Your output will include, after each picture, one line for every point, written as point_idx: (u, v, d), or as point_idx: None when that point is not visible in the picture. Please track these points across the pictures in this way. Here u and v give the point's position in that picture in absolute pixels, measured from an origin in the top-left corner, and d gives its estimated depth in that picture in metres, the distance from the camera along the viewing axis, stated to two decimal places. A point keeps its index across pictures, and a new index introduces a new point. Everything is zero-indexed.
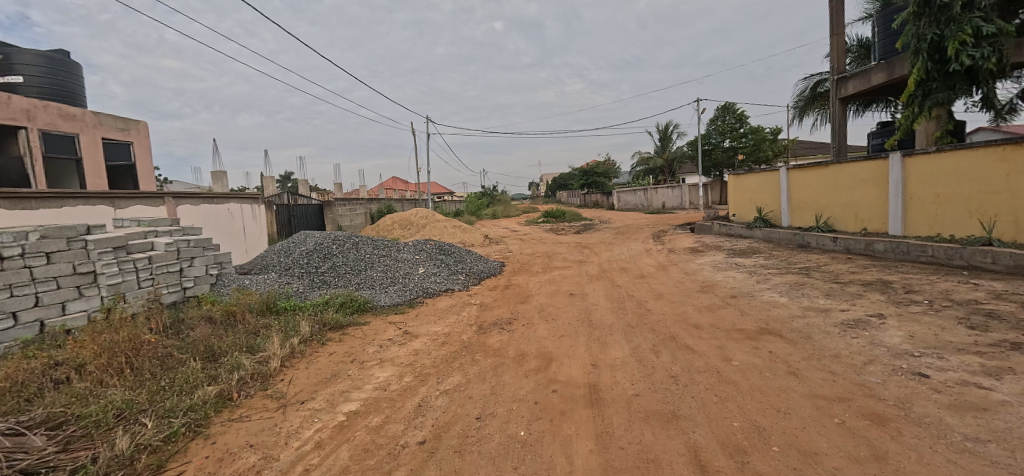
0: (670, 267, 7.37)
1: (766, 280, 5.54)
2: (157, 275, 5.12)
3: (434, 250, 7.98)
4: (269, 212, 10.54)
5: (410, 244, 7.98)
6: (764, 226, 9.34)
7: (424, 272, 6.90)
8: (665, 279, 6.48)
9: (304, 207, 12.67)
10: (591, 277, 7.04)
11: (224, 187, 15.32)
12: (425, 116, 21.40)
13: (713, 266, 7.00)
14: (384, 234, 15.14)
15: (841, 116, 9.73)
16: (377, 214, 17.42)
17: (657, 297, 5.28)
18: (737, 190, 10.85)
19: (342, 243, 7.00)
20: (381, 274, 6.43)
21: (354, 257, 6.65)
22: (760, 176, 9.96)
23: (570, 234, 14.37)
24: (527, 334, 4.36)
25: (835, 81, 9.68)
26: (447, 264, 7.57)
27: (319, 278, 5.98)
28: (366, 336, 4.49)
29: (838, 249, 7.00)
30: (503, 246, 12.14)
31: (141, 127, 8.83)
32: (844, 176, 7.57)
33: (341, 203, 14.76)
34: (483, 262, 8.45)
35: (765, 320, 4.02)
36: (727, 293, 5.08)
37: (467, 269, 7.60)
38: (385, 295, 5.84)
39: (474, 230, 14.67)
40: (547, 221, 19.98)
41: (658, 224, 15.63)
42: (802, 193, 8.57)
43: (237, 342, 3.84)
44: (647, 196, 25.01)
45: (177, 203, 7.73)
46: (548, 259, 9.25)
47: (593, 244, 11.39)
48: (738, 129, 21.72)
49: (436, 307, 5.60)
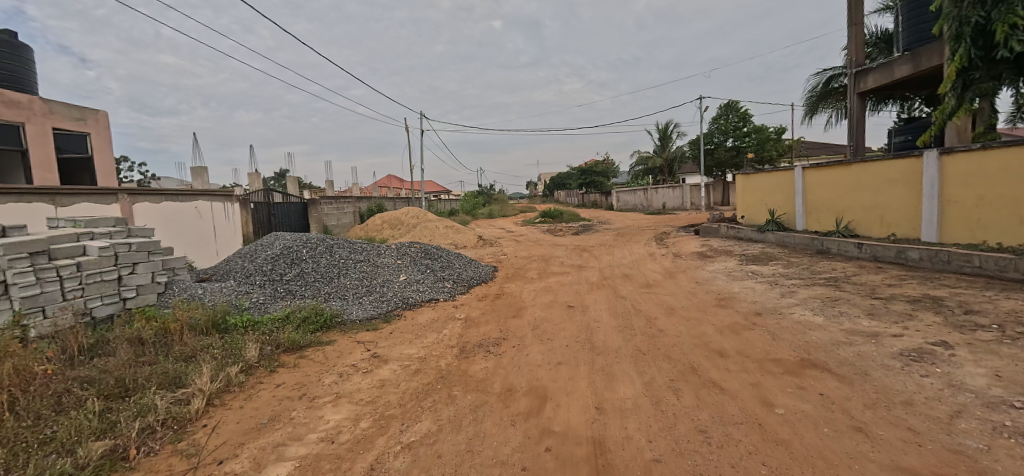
0: (678, 275, 6.69)
1: (792, 293, 4.86)
2: (88, 285, 4.34)
3: (420, 254, 7.28)
4: (245, 211, 9.77)
5: (392, 246, 7.26)
6: (777, 229, 8.67)
7: (406, 280, 6.19)
8: (674, 289, 5.80)
9: (287, 206, 11.93)
10: (591, 285, 6.36)
11: (204, 184, 14.55)
12: (419, 112, 20.74)
13: (727, 274, 6.32)
14: (372, 234, 14.41)
15: (859, 112, 9.06)
16: (367, 213, 16.69)
17: (668, 312, 4.59)
18: (747, 191, 10.19)
19: (314, 245, 6.27)
20: (356, 282, 5.71)
21: (326, 263, 5.92)
22: (771, 175, 9.29)
23: (568, 235, 13.68)
24: (517, 359, 3.65)
25: (854, 74, 9.02)
26: (433, 270, 6.86)
27: (283, 287, 5.25)
28: (326, 361, 3.77)
29: (864, 257, 6.34)
30: (497, 248, 11.44)
31: (100, 117, 8.06)
32: (868, 175, 6.89)
33: (328, 201, 14.03)
34: (474, 267, 7.75)
35: (804, 348, 3.32)
36: (750, 309, 4.40)
37: (455, 276, 6.90)
38: (357, 307, 5.13)
39: (467, 231, 13.97)
40: (544, 221, 19.31)
41: (660, 226, 14.97)
42: (819, 194, 7.90)
43: (157, 375, 3.12)
44: (647, 196, 24.38)
45: (133, 200, 6.97)
46: (545, 263, 8.56)
47: (593, 246, 10.69)
48: (741, 128, 21.08)
49: (415, 322, 4.89)
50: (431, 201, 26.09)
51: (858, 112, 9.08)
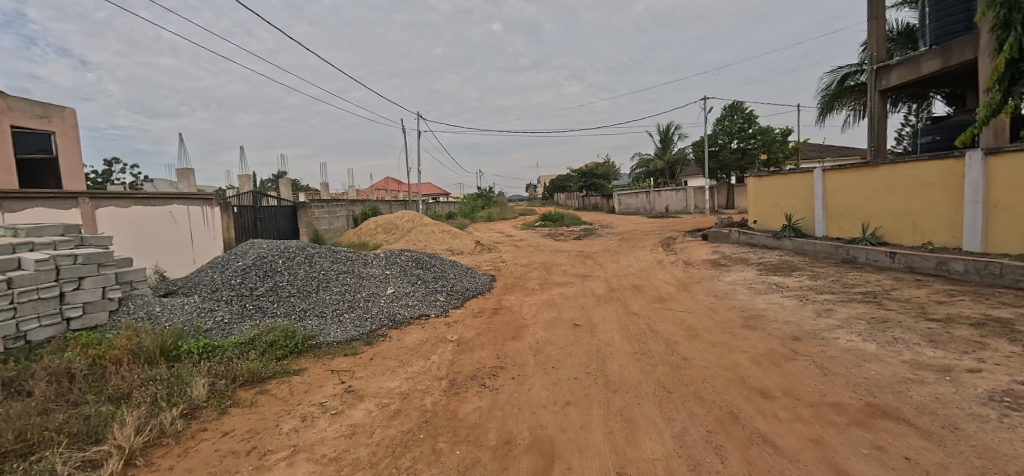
0: (692, 286, 6.12)
1: (828, 311, 4.29)
2: (21, 304, 3.73)
3: (411, 264, 6.69)
4: (227, 216, 9.16)
5: (380, 255, 6.67)
6: (794, 235, 8.11)
7: (394, 293, 5.60)
8: (691, 303, 5.22)
9: (274, 209, 11.31)
10: (598, 298, 5.79)
11: (190, 186, 13.95)
12: (416, 113, 20.22)
13: (746, 286, 5.75)
14: (366, 239, 13.82)
15: (881, 112, 8.49)
16: (361, 216, 16.07)
17: (690, 334, 4.01)
18: (759, 194, 9.64)
19: (292, 255, 5.67)
20: (338, 296, 5.12)
21: (304, 274, 5.33)
22: (786, 178, 8.74)
23: (569, 240, 13.13)
24: (517, 397, 3.05)
25: (875, 70, 8.46)
26: (425, 281, 6.27)
27: (252, 304, 4.67)
28: (290, 398, 3.18)
29: (898, 267, 5.78)
30: (495, 254, 10.85)
31: (67, 115, 7.51)
32: (898, 177, 6.33)
33: (320, 204, 13.41)
34: (470, 276, 7.17)
35: (864, 388, 2.75)
36: (784, 332, 3.83)
37: (449, 287, 6.30)
38: (335, 327, 4.53)
39: (464, 236, 13.38)
40: (544, 225, 18.74)
41: (664, 230, 14.44)
42: (842, 198, 7.34)
43: (73, 425, 2.54)
44: (649, 199, 23.80)
45: (96, 205, 6.42)
46: (547, 272, 7.97)
47: (597, 253, 10.11)
48: (746, 130, 20.55)
49: (400, 344, 4.29)
50: (429, 204, 25.53)
51: (880, 111, 8.51)
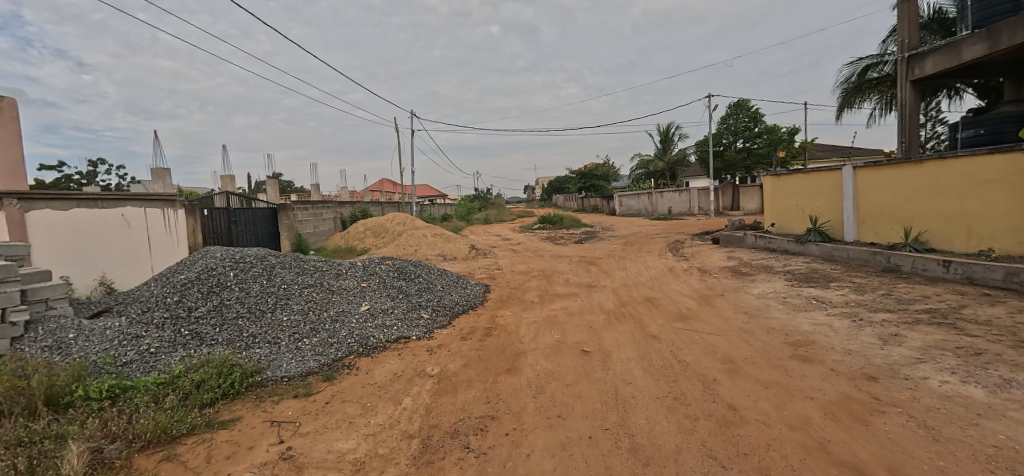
0: (716, 300, 5.32)
1: (896, 337, 3.49)
2: None
3: (392, 274, 5.86)
4: (193, 220, 8.24)
5: (357, 264, 5.84)
6: (820, 240, 7.34)
7: (369, 311, 4.79)
8: (720, 322, 4.42)
9: (251, 211, 10.40)
10: (607, 315, 4.98)
11: (166, 186, 13.07)
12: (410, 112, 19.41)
13: (780, 300, 4.96)
14: (353, 243, 12.99)
15: (913, 104, 7.72)
16: (351, 218, 15.22)
17: (729, 369, 3.19)
18: (778, 195, 8.86)
19: (247, 265, 4.82)
20: (299, 316, 4.30)
21: (259, 289, 4.48)
22: (808, 177, 7.97)
23: (570, 244, 12.33)
24: (511, 470, 2.22)
25: (906, 59, 7.70)
26: (408, 293, 5.46)
27: (189, 330, 3.83)
28: (203, 469, 2.33)
29: (953, 279, 5.00)
30: (491, 260, 10.04)
31: (7, 105, 6.68)
32: (947, 175, 5.56)
33: (304, 206, 12.52)
34: (460, 287, 6.34)
35: (1003, 465, 1.93)
36: (851, 368, 3.02)
37: (436, 301, 5.49)
38: (290, 358, 3.70)
39: (459, 239, 12.55)
40: (542, 228, 17.97)
41: (670, 233, 13.68)
42: (878, 198, 6.55)
43: None
44: (651, 201, 23.03)
45: (26, 207, 5.62)
46: (548, 281, 7.17)
47: (601, 258, 9.31)
48: (752, 129, 19.82)
49: (367, 380, 3.46)
50: (423, 206, 24.72)
51: (912, 103, 7.74)
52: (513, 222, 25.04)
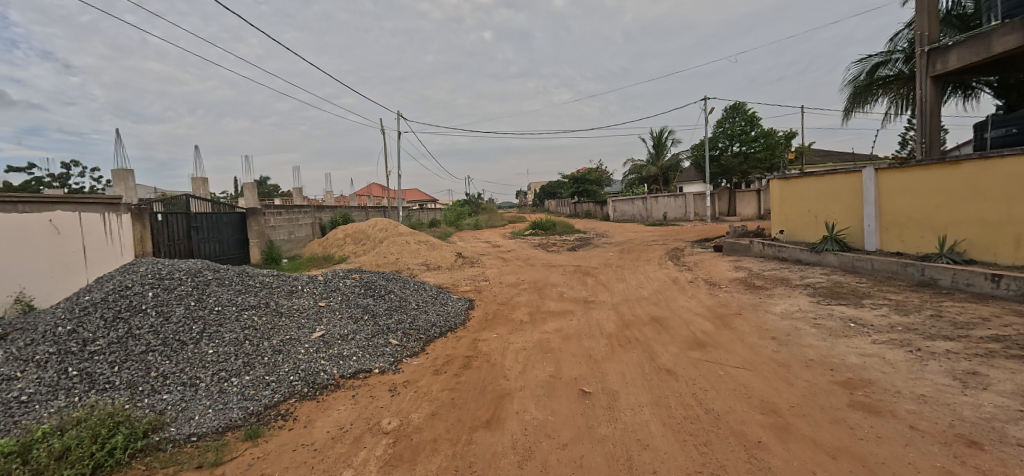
0: (734, 320, 4.59)
1: (977, 377, 2.78)
2: None
3: (358, 289, 5.03)
4: (141, 226, 7.33)
5: (317, 279, 5.01)
6: (839, 248, 6.71)
7: (324, 336, 3.98)
8: (746, 351, 3.68)
9: (215, 216, 9.49)
10: (610, 341, 4.22)
11: (128, 190, 12.07)
12: (396, 113, 18.52)
13: (811, 322, 4.24)
14: (331, 251, 12.09)
15: (935, 102, 7.18)
16: (331, 224, 14.28)
17: (777, 425, 2.44)
18: (786, 199, 8.25)
19: (174, 282, 3.97)
20: (230, 347, 3.47)
21: (182, 312, 3.63)
22: (822, 180, 7.35)
23: (564, 252, 11.58)
24: None
25: (926, 53, 7.15)
26: (375, 312, 4.65)
27: (77, 370, 2.97)
28: None
29: (1006, 296, 4.34)
30: (478, 270, 9.24)
31: None
32: (989, 178, 4.95)
33: (278, 211, 11.58)
34: (439, 304, 5.53)
35: None
36: (940, 427, 2.29)
37: (408, 322, 4.68)
38: (204, 409, 2.87)
39: (444, 247, 11.72)
40: (534, 234, 17.25)
41: (669, 240, 13.03)
42: (905, 204, 5.94)
43: None
44: (646, 206, 22.39)
45: None
46: (540, 295, 6.40)
47: (597, 268, 8.57)
48: (749, 132, 19.33)
49: (301, 439, 2.65)
50: (410, 211, 23.82)
51: (933, 101, 7.20)
52: (505, 227, 24.26)
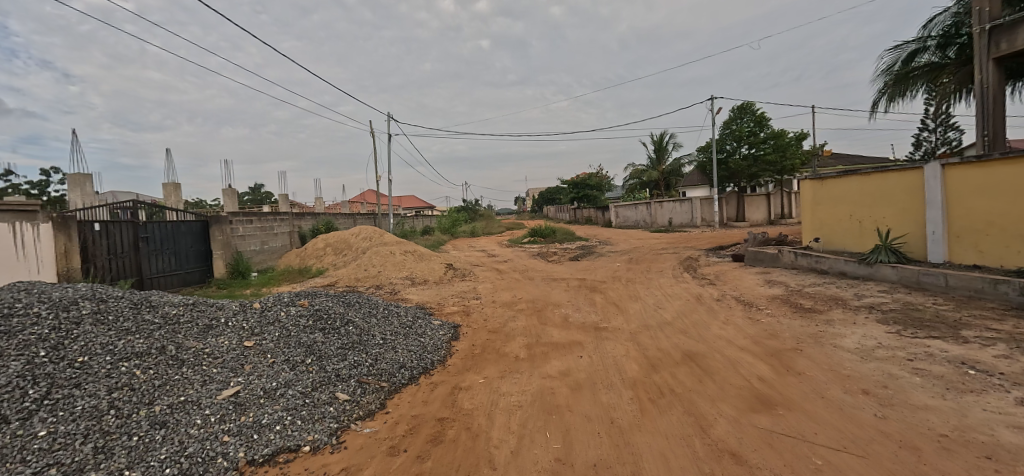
0: (797, 360, 3.48)
1: None
2: None
3: (304, 318, 3.87)
4: (66, 238, 6.16)
5: (249, 308, 3.83)
6: (895, 260, 5.65)
7: (239, 394, 2.82)
8: (836, 418, 2.57)
9: (169, 225, 8.34)
10: (637, 393, 3.10)
11: (84, 196, 10.91)
12: (388, 114, 17.50)
13: (906, 366, 3.15)
14: (308, 262, 10.93)
15: (998, 88, 6.24)
16: (311, 232, 13.09)
17: None
18: (821, 202, 7.19)
19: (26, 319, 2.79)
20: (80, 423, 2.29)
21: (19, 367, 2.45)
22: (869, 180, 6.31)
23: (566, 263, 10.45)
24: None
25: (985, 32, 6.23)
26: (323, 352, 3.51)
27: None
28: None
29: None
30: (469, 285, 8.10)
31: None
32: None
33: (248, 219, 10.38)
34: (412, 334, 4.38)
35: None
36: None
37: (366, 364, 3.54)
38: None
39: (433, 257, 10.59)
40: (533, 241, 16.18)
41: (679, 248, 11.93)
42: (985, 207, 4.93)
43: None
44: (650, 212, 21.27)
45: None
46: (539, 319, 5.27)
47: (606, 283, 7.44)
48: (758, 134, 18.37)
49: None
50: (403, 218, 22.74)
51: (996, 86, 6.27)
52: (502, 235, 23.12)
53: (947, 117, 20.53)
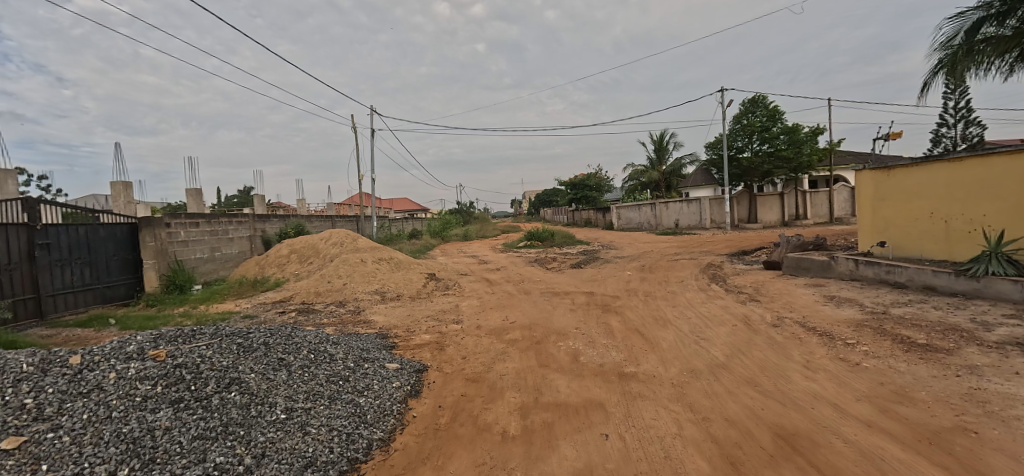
0: (990, 459, 2.00)
1: None
2: None
3: (147, 382, 2.37)
4: None
5: (54, 367, 2.33)
6: (1014, 271, 4.23)
7: None
8: None
9: (83, 229, 6.80)
10: None
11: None
12: (371, 107, 15.97)
13: None
14: (267, 272, 9.35)
15: None
16: (277, 237, 11.51)
17: None
18: (885, 197, 5.80)
19: None
20: None
21: None
22: (961, 167, 4.89)
23: (568, 271, 8.97)
24: None
25: None
26: (157, 452, 1.98)
27: None
28: None
29: None
30: (450, 301, 6.57)
31: None
32: None
33: (193, 221, 8.78)
34: (343, 396, 2.84)
35: None
36: None
37: (236, 470, 1.98)
38: None
39: (413, 266, 9.05)
40: (530, 246, 14.72)
41: (696, 253, 10.48)
42: None
43: None
44: (654, 213, 19.82)
45: None
46: (537, 358, 3.77)
47: (620, 300, 5.95)
48: (771, 129, 17.05)
49: None
50: (390, 221, 21.19)
51: None
52: (496, 238, 21.57)
53: (967, 111, 19.42)
